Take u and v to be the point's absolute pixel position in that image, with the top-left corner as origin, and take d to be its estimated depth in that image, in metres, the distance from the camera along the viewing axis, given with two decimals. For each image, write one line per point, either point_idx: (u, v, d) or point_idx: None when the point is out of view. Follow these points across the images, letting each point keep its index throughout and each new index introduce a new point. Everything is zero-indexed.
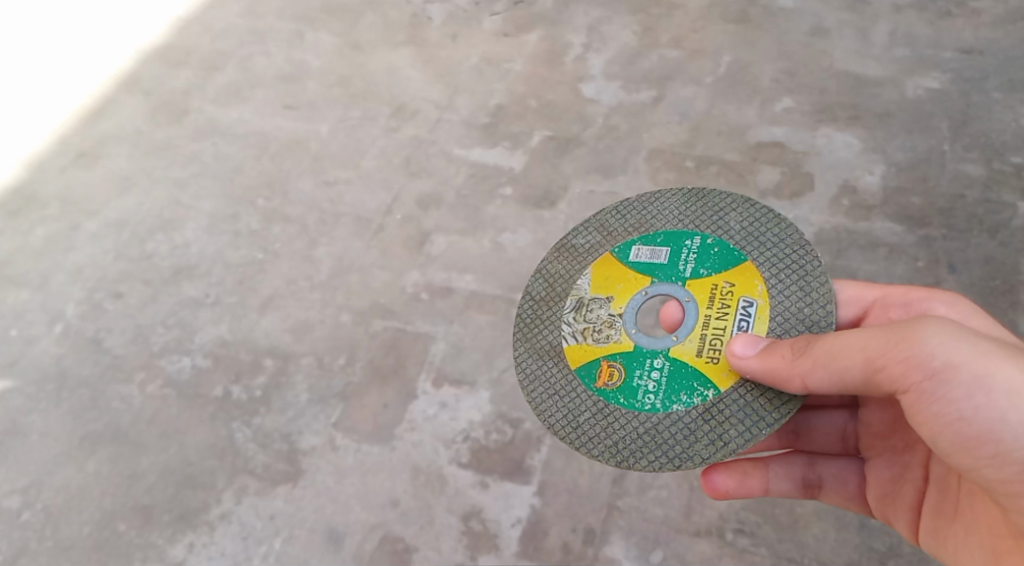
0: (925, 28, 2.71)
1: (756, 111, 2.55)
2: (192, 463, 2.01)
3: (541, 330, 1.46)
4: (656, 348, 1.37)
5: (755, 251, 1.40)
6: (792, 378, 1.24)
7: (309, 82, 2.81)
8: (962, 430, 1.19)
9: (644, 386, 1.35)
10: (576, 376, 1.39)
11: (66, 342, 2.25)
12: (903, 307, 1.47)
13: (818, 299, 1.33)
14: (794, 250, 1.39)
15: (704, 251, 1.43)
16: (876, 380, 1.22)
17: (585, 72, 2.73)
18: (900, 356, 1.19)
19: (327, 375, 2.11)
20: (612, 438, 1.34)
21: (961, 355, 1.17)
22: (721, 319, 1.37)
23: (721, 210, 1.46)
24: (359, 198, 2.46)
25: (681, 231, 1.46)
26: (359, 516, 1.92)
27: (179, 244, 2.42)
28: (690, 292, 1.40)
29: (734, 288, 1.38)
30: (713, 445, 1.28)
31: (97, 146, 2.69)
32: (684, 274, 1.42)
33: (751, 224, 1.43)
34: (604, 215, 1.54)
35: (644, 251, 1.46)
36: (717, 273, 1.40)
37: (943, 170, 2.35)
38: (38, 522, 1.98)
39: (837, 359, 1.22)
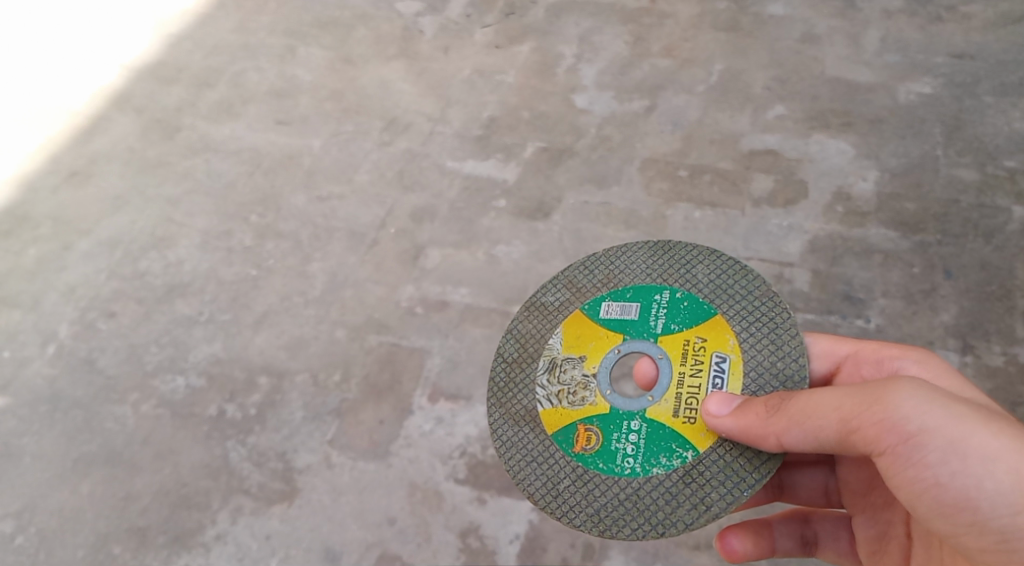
0: (915, 33, 2.71)
1: (748, 119, 2.55)
2: (187, 484, 2.00)
3: (515, 394, 1.44)
4: (632, 410, 1.35)
5: (724, 304, 1.40)
6: (768, 436, 1.23)
7: (301, 97, 2.81)
8: (939, 496, 1.18)
9: (622, 449, 1.34)
10: (554, 442, 1.37)
11: (60, 363, 2.24)
12: (873, 364, 1.43)
13: (789, 354, 1.33)
14: (762, 303, 1.38)
15: (674, 305, 1.41)
16: (851, 441, 1.20)
17: (577, 83, 2.73)
18: (874, 418, 1.18)
19: (322, 392, 2.10)
20: (594, 506, 1.32)
21: (935, 419, 1.16)
22: (695, 376, 1.35)
23: (689, 263, 1.45)
24: (353, 212, 2.46)
25: (650, 285, 1.45)
26: (356, 535, 1.90)
27: (173, 262, 2.41)
28: (664, 349, 1.39)
29: (706, 344, 1.37)
30: (694, 509, 1.27)
31: (89, 165, 2.68)
32: (656, 330, 1.40)
33: (719, 277, 1.42)
34: (572, 271, 1.51)
35: (615, 307, 1.44)
36: (689, 328, 1.39)
37: (937, 175, 2.35)
38: (32, 547, 1.96)
39: (811, 418, 1.21)
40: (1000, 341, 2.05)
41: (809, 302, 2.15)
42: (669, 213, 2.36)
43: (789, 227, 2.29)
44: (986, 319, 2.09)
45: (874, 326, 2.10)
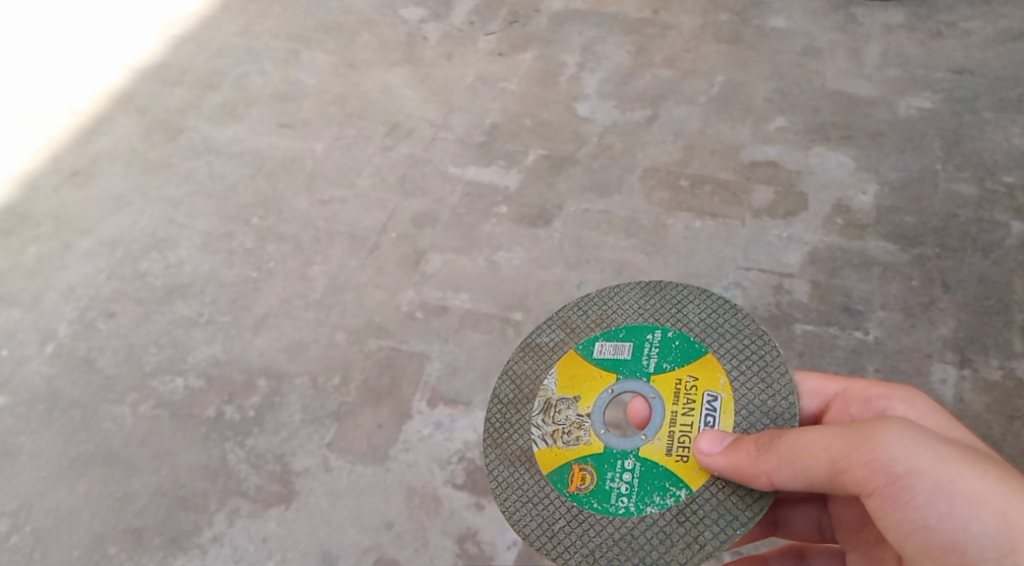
0: (916, 48, 2.74)
1: (749, 130, 2.57)
2: (184, 485, 1.99)
3: (510, 434, 1.43)
4: (625, 449, 1.34)
5: (715, 342, 1.39)
6: (759, 475, 1.22)
7: (304, 101, 2.81)
8: (927, 539, 1.16)
9: (616, 488, 1.33)
10: (549, 482, 1.37)
11: (58, 362, 2.23)
12: (861, 403, 1.40)
13: (779, 391, 1.32)
14: (752, 341, 1.37)
15: (665, 343, 1.41)
16: (840, 481, 1.19)
17: (580, 92, 2.75)
18: (862, 459, 1.17)
19: (321, 395, 2.10)
20: (589, 546, 1.31)
21: (921, 461, 1.14)
22: (687, 415, 1.35)
23: (679, 303, 1.44)
24: (354, 216, 2.46)
25: (642, 324, 1.44)
26: (353, 539, 1.89)
27: (174, 263, 2.41)
28: (656, 388, 1.38)
29: (697, 382, 1.36)
30: (688, 549, 1.26)
31: (92, 165, 2.69)
32: (648, 369, 1.39)
33: (710, 315, 1.41)
34: (565, 311, 1.51)
35: (609, 347, 1.43)
36: (680, 367, 1.38)
37: (936, 190, 2.36)
38: (27, 546, 1.95)
39: (800, 457, 1.20)
40: (998, 355, 2.05)
41: (808, 313, 2.16)
42: (669, 222, 2.37)
43: (789, 238, 2.30)
44: (984, 333, 2.09)
45: (873, 338, 2.11)
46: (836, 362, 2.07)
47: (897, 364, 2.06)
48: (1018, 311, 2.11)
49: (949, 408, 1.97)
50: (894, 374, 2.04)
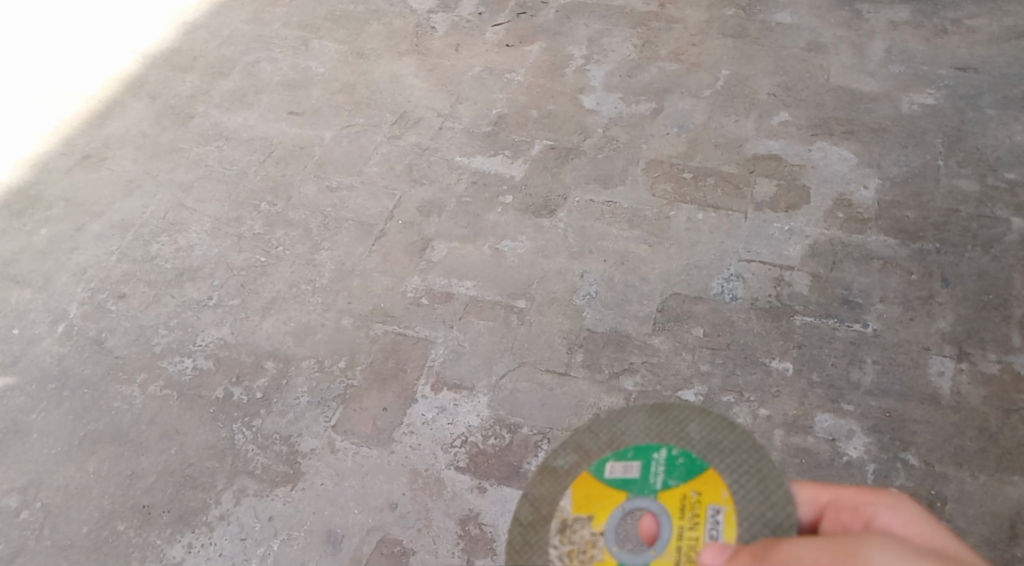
0: (920, 45, 2.76)
1: (753, 124, 2.60)
2: (192, 464, 2.03)
3: (528, 556, 1.22)
4: (637, 564, 1.18)
5: (720, 457, 1.23)
6: None
7: (313, 89, 2.84)
8: None
9: None
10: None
11: (69, 342, 2.27)
12: (850, 511, 1.18)
13: (779, 503, 1.18)
14: (753, 456, 1.23)
15: (670, 462, 1.24)
16: None
17: (586, 84, 2.77)
18: None
19: (327, 378, 2.13)
20: None
21: None
22: (693, 530, 1.19)
23: (681, 419, 1.27)
24: (362, 203, 2.50)
25: (648, 443, 1.27)
26: (357, 519, 1.92)
27: (183, 246, 2.44)
28: (665, 505, 1.21)
29: (701, 497, 1.21)
30: None
31: (103, 148, 2.72)
32: (656, 486, 1.23)
33: (712, 431, 1.26)
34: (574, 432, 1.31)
35: (617, 465, 1.25)
36: (685, 482, 1.22)
37: (937, 185, 2.39)
38: (37, 522, 1.98)
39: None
40: (995, 349, 2.07)
41: (808, 305, 2.18)
42: (672, 213, 2.40)
43: (790, 232, 2.33)
44: (983, 327, 2.11)
45: (871, 331, 2.12)
46: (834, 353, 2.09)
47: (895, 356, 2.07)
48: (1017, 306, 2.14)
49: (947, 400, 2.00)
50: (892, 366, 2.06)
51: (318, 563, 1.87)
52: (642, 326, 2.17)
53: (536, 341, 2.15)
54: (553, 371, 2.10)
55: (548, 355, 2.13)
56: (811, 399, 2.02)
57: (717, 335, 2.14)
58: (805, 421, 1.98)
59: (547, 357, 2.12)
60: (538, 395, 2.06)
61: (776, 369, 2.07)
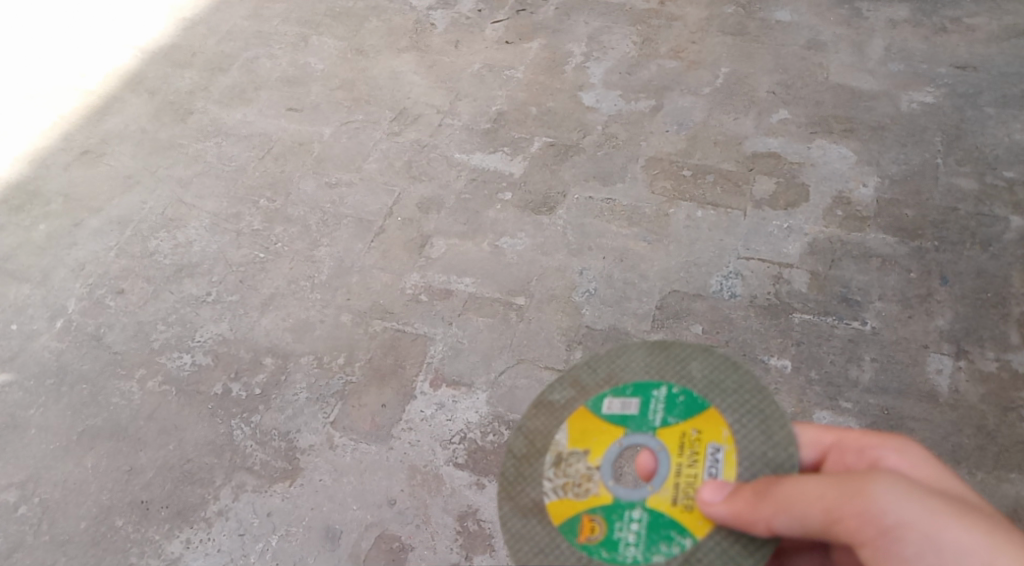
0: (919, 43, 2.76)
1: (752, 122, 2.60)
2: (190, 460, 2.02)
3: (524, 487, 1.29)
4: (633, 499, 1.23)
5: (721, 397, 1.27)
6: (757, 522, 1.16)
7: (312, 85, 2.84)
8: None
9: (625, 538, 1.22)
10: (559, 533, 1.24)
11: (67, 337, 2.26)
12: (855, 452, 1.28)
13: (781, 444, 1.23)
14: (755, 396, 1.26)
15: (669, 400, 1.28)
16: (834, 531, 1.15)
17: (585, 81, 2.77)
18: (854, 510, 1.13)
19: (326, 374, 2.13)
20: None
21: (911, 512, 1.12)
22: (691, 467, 1.24)
23: (683, 358, 1.31)
24: (361, 200, 2.49)
25: (648, 381, 1.30)
26: (356, 515, 1.92)
27: (182, 242, 2.44)
28: (663, 442, 1.26)
29: (700, 435, 1.25)
30: None
31: (101, 144, 2.72)
32: (654, 423, 1.27)
33: (714, 371, 1.29)
34: (573, 367, 1.35)
35: (616, 402, 1.30)
36: (685, 421, 1.26)
37: (936, 183, 2.39)
38: (35, 517, 1.98)
39: (792, 506, 1.15)
40: (993, 347, 2.07)
41: (807, 303, 2.18)
42: (671, 211, 2.40)
43: (789, 229, 2.33)
44: (981, 325, 2.11)
45: (870, 328, 2.12)
46: (832, 351, 2.09)
47: (893, 354, 2.07)
48: (1015, 304, 2.14)
49: (945, 397, 2.00)
50: (890, 364, 2.06)
51: (316, 559, 1.87)
52: (642, 323, 2.17)
53: (536, 338, 2.15)
54: (552, 368, 2.10)
55: (547, 352, 2.13)
56: (809, 396, 2.02)
57: (716, 333, 2.14)
58: (804, 418, 1.99)
59: (546, 354, 2.12)
60: (537, 392, 2.06)
61: (775, 366, 2.07)
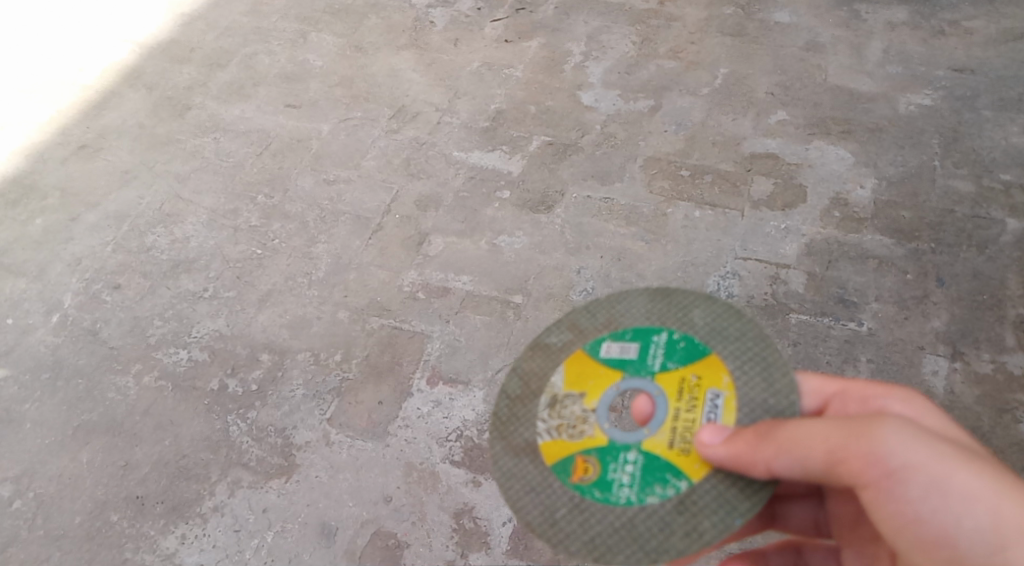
0: (918, 46, 2.77)
1: (750, 123, 2.60)
2: (186, 456, 2.02)
3: (516, 427, 1.28)
4: (629, 441, 1.22)
5: (723, 343, 1.27)
6: (756, 464, 1.15)
7: (311, 82, 2.84)
8: (919, 531, 1.17)
9: (619, 479, 1.21)
10: (551, 473, 1.23)
11: (63, 332, 2.26)
12: (859, 401, 1.30)
13: (782, 392, 1.23)
14: (759, 344, 1.26)
15: (670, 345, 1.28)
16: (836, 472, 1.16)
17: (584, 80, 2.78)
18: (860, 451, 1.14)
19: (323, 371, 2.13)
20: (589, 534, 1.20)
21: (920, 457, 1.13)
22: (690, 411, 1.23)
23: (685, 305, 1.31)
24: (359, 197, 2.49)
25: (649, 326, 1.30)
26: (352, 512, 1.92)
27: (179, 238, 2.44)
28: (661, 387, 1.25)
29: (700, 381, 1.24)
30: (689, 537, 1.17)
31: (99, 139, 2.71)
32: (653, 368, 1.26)
33: (717, 318, 1.29)
34: (572, 312, 1.35)
35: (614, 345, 1.30)
36: (685, 366, 1.26)
37: (933, 186, 2.40)
38: (29, 511, 1.97)
39: (796, 446, 1.15)
40: (989, 349, 2.08)
41: (804, 303, 2.18)
42: (669, 210, 2.40)
43: (786, 230, 2.33)
44: (976, 327, 2.12)
45: (866, 329, 2.13)
46: (829, 351, 2.09)
47: (889, 355, 2.08)
48: (1011, 306, 2.15)
49: (940, 398, 2.00)
50: (886, 365, 2.06)
51: (312, 555, 1.87)
52: None
53: (533, 336, 2.15)
54: None
55: None
56: None
57: None
58: None
59: None
60: None
61: None
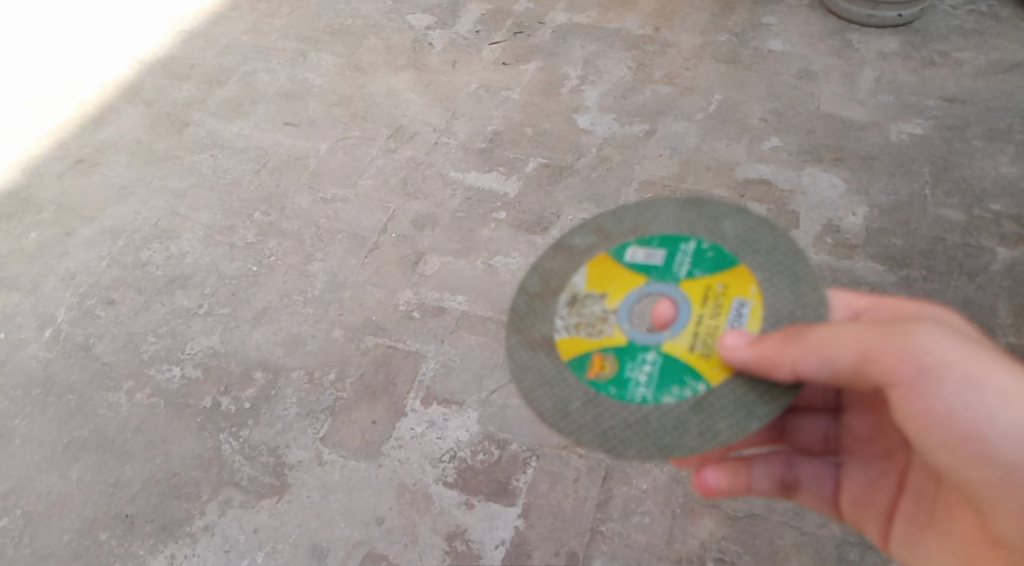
0: (909, 75, 2.81)
1: (745, 148, 2.63)
2: (177, 474, 2.00)
3: (533, 323, 1.33)
4: (648, 343, 1.26)
5: (751, 255, 1.30)
6: (782, 364, 1.18)
7: (310, 100, 2.85)
8: (948, 431, 1.22)
9: (635, 378, 1.25)
10: (567, 368, 1.28)
11: (55, 347, 2.24)
12: (888, 314, 1.38)
13: (810, 304, 1.25)
14: (791, 257, 1.29)
15: (698, 254, 1.31)
16: (866, 369, 1.20)
17: (581, 103, 2.80)
18: (895, 349, 1.18)
19: (316, 390, 2.12)
20: (601, 427, 1.24)
21: (953, 354, 1.18)
22: (714, 318, 1.26)
23: (717, 217, 1.35)
24: (355, 216, 2.50)
25: (678, 234, 1.34)
26: (344, 533, 1.91)
27: (174, 254, 2.43)
28: (686, 293, 1.29)
29: (727, 290, 1.28)
30: (702, 436, 1.20)
31: (96, 153, 2.71)
32: (679, 274, 1.30)
33: (747, 232, 1.32)
34: (600, 218, 1.40)
35: (640, 251, 1.34)
36: (712, 274, 1.29)
37: (925, 214, 2.43)
38: (16, 529, 1.96)
39: (828, 347, 1.19)
40: None
41: None
42: None
43: None
44: None
45: None
46: None
47: None
48: (1000, 335, 2.17)
49: None
50: None
51: None
52: None
53: None
54: None
55: None
56: None
57: None
58: None
59: None
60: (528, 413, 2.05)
61: None
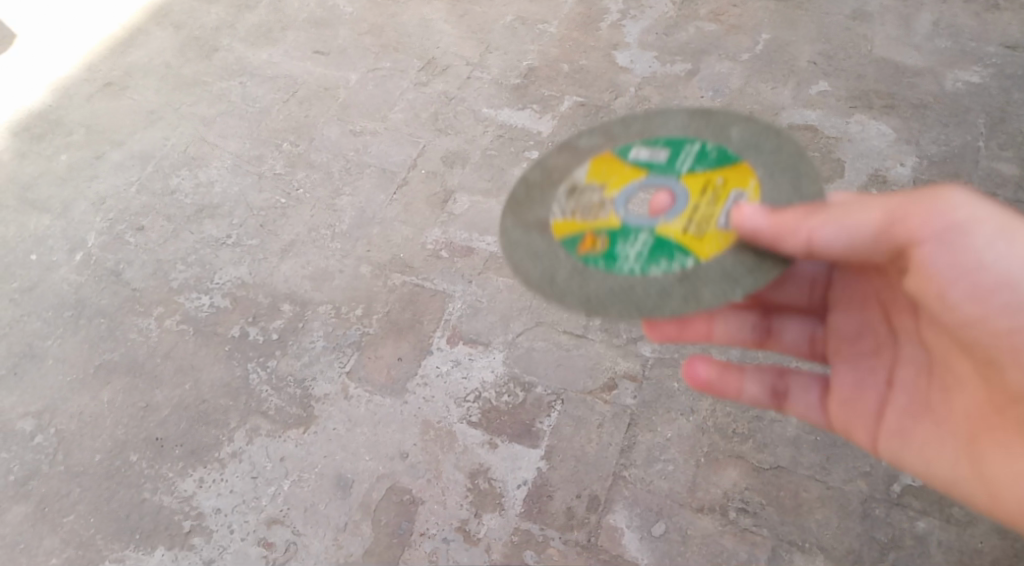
0: (971, 19, 2.67)
1: (790, 92, 2.53)
2: (206, 401, 2.02)
3: (534, 204, 1.36)
4: (640, 225, 1.28)
5: (753, 157, 1.31)
6: (803, 233, 1.20)
7: (340, 29, 2.80)
8: (976, 281, 1.21)
9: (627, 254, 1.26)
10: (560, 245, 1.29)
11: (86, 271, 2.25)
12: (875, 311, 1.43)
13: None
14: (790, 159, 1.30)
15: (700, 153, 1.34)
16: (890, 231, 1.22)
17: (620, 39, 2.70)
18: (924, 212, 1.20)
19: (343, 324, 2.12)
20: (586, 288, 1.24)
21: (983, 213, 1.20)
22: (710, 208, 1.28)
23: (724, 125, 1.36)
24: (384, 150, 2.46)
25: (682, 136, 1.36)
26: (368, 466, 1.91)
27: (204, 182, 2.42)
28: (684, 186, 1.31)
29: (724, 186, 1.30)
30: (686, 303, 1.20)
31: (125, 77, 2.68)
32: (679, 169, 1.33)
33: (751, 134, 1.33)
34: (608, 121, 1.42)
35: (643, 150, 1.36)
36: (712, 170, 1.31)
37: (976, 167, 2.33)
38: (51, 447, 1.98)
39: (850, 216, 1.21)
40: None
41: None
42: None
43: None
44: None
45: None
46: None
47: None
48: None
49: None
50: None
51: (327, 506, 1.87)
52: None
53: None
54: (570, 332, 2.08)
55: (566, 316, 2.10)
56: None
57: None
58: None
59: (565, 318, 2.10)
60: (554, 355, 2.05)
61: None
